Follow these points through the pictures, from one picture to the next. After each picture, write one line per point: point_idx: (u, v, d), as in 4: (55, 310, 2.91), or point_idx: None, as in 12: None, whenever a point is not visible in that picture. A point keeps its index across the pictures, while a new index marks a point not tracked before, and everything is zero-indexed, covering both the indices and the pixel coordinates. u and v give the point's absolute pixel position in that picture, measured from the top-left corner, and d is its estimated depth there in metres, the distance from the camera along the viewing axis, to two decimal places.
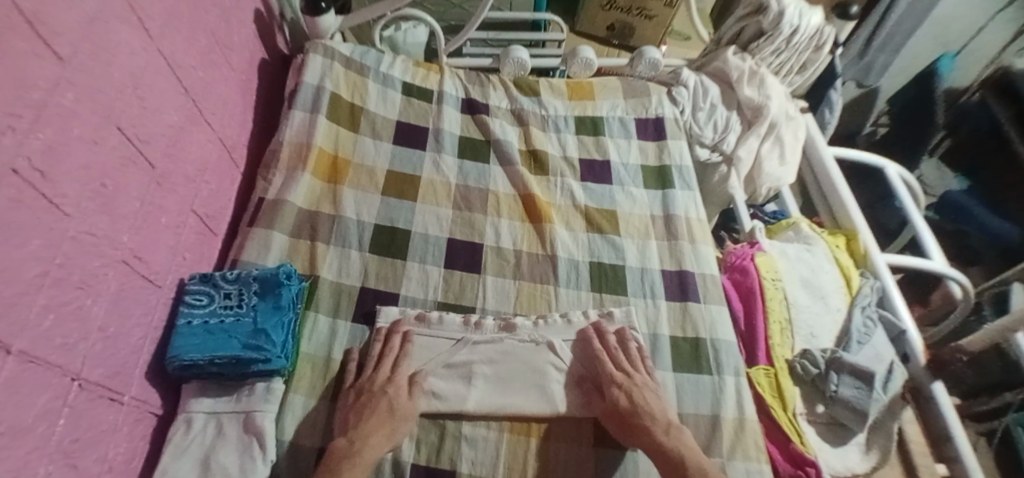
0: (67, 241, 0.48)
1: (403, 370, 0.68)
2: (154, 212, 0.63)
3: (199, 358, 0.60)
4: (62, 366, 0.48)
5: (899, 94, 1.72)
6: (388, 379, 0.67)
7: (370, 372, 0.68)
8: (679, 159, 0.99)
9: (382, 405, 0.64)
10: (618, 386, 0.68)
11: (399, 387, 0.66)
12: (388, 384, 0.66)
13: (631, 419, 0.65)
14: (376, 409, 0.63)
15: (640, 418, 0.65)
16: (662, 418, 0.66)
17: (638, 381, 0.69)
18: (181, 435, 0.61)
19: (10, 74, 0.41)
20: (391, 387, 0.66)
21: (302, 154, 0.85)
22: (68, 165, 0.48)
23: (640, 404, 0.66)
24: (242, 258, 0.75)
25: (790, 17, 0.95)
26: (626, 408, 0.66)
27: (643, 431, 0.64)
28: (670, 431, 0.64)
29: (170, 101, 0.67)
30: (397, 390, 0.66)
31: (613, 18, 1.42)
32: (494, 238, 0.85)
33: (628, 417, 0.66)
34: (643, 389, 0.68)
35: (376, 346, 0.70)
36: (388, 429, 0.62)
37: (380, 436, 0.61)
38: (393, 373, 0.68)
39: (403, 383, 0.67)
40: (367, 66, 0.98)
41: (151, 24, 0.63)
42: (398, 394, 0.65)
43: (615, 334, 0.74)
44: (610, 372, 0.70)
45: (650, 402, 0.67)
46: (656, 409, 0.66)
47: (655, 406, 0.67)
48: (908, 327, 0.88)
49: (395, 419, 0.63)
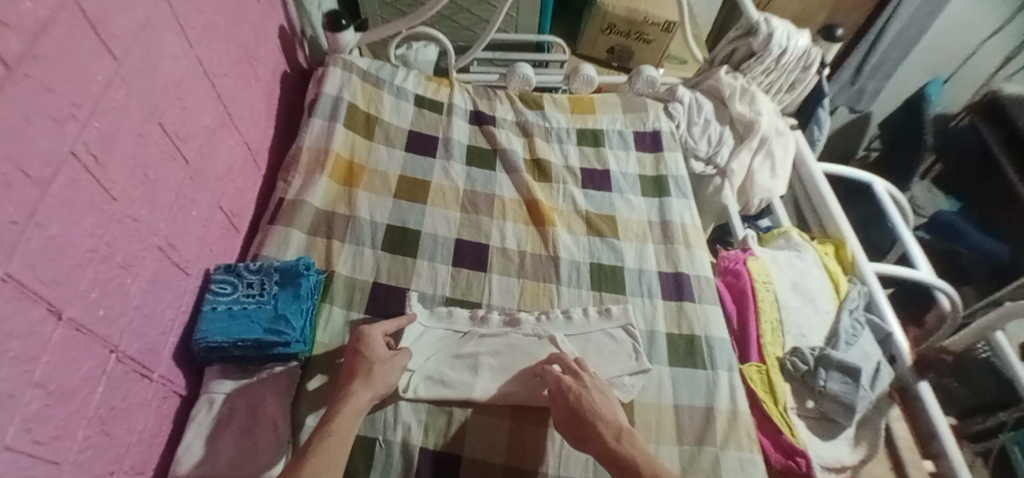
0: (114, 224, 0.53)
1: (376, 328, 0.70)
2: (186, 205, 0.68)
3: (224, 340, 0.64)
4: (104, 337, 0.52)
5: (889, 119, 1.77)
6: (358, 333, 0.68)
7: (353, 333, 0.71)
8: (675, 170, 1.05)
9: (358, 359, 0.66)
10: (567, 390, 0.66)
11: (370, 363, 0.66)
12: (360, 339, 0.68)
13: (580, 417, 0.64)
14: (351, 366, 0.65)
15: (590, 425, 0.62)
16: (608, 416, 0.63)
17: (570, 382, 0.67)
18: (203, 414, 0.64)
19: (74, 69, 0.47)
20: (358, 342, 0.68)
21: (321, 159, 0.91)
22: (118, 154, 0.53)
23: (587, 405, 0.64)
24: (263, 252, 0.80)
25: (778, 38, 1.02)
26: (570, 419, 0.64)
27: (595, 438, 0.61)
28: (622, 438, 0.61)
29: (204, 104, 0.72)
30: (369, 345, 0.67)
31: (613, 42, 1.50)
32: (499, 240, 0.90)
33: (577, 418, 0.64)
34: (583, 388, 0.66)
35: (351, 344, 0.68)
36: (368, 379, 0.64)
37: (357, 383, 0.63)
38: (363, 328, 0.70)
39: (377, 335, 0.69)
40: (383, 79, 1.04)
41: (190, 32, 0.69)
42: (368, 347, 0.67)
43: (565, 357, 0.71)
44: (557, 385, 0.67)
45: (596, 399, 0.65)
46: (604, 410, 0.64)
47: (603, 409, 0.64)
48: (894, 331, 0.92)
49: (371, 362, 0.66)
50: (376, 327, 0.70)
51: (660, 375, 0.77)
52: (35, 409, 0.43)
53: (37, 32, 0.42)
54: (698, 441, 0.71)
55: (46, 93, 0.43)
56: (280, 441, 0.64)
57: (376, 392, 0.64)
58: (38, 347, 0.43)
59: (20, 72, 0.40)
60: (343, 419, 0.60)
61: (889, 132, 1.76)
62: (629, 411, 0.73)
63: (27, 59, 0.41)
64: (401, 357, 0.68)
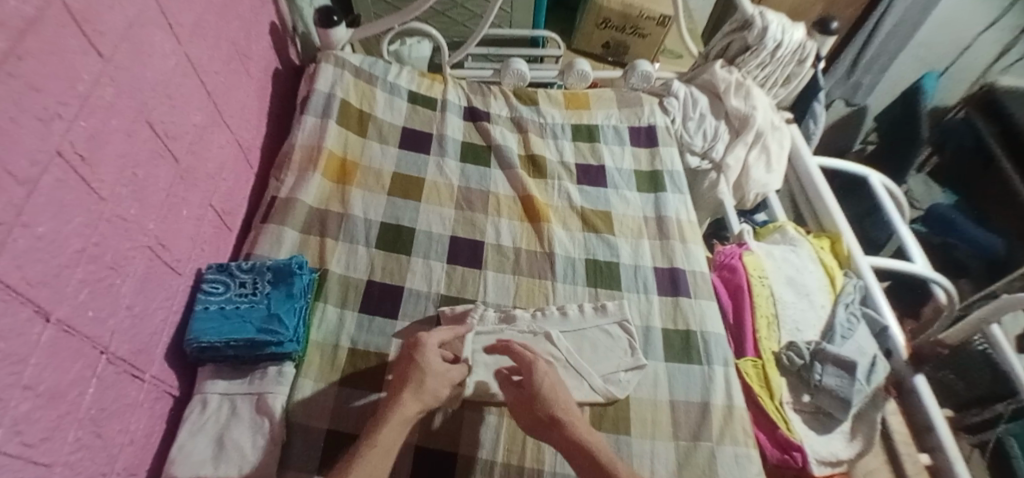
0: (103, 223, 0.52)
1: (431, 336, 0.68)
2: (177, 204, 0.67)
3: (216, 340, 0.64)
4: (93, 338, 0.51)
5: (885, 112, 1.77)
6: (415, 340, 0.67)
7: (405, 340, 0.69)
8: (671, 165, 1.04)
9: (411, 367, 0.64)
10: (534, 372, 0.64)
11: (428, 372, 0.63)
12: (415, 347, 0.66)
13: (536, 407, 0.62)
14: (403, 373, 0.63)
15: (544, 412, 0.61)
16: (566, 409, 0.61)
17: (541, 366, 0.65)
18: (196, 414, 0.64)
19: (60, 67, 0.46)
20: (413, 350, 0.66)
21: (313, 156, 0.90)
22: (105, 152, 0.53)
23: (543, 390, 0.62)
24: (256, 251, 0.79)
25: (773, 32, 1.01)
26: (529, 408, 0.62)
27: (562, 429, 0.60)
28: (589, 430, 0.60)
29: (194, 102, 0.72)
30: (423, 353, 0.65)
31: (608, 37, 1.49)
32: (495, 237, 0.89)
33: (534, 406, 0.62)
34: (541, 372, 0.64)
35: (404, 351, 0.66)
36: (420, 390, 0.61)
37: (409, 393, 0.61)
38: (420, 335, 0.68)
39: (432, 344, 0.67)
40: (375, 75, 1.03)
41: (180, 29, 0.68)
42: (423, 355, 0.65)
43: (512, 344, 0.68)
44: (523, 366, 0.66)
45: (552, 389, 0.63)
46: (564, 399, 0.62)
47: (563, 399, 0.62)
48: (889, 324, 0.91)
49: (424, 372, 0.63)
50: (432, 336, 0.68)
51: (656, 372, 0.77)
52: (25, 411, 0.42)
53: (23, 31, 0.42)
54: (694, 436, 0.71)
55: (32, 91, 0.43)
56: (276, 441, 0.64)
57: (418, 405, 0.60)
58: (26, 349, 0.42)
59: (6, 71, 0.40)
60: (393, 428, 0.57)
61: (886, 126, 1.76)
62: (624, 406, 0.73)
63: (12, 58, 0.40)
64: (452, 373, 0.66)
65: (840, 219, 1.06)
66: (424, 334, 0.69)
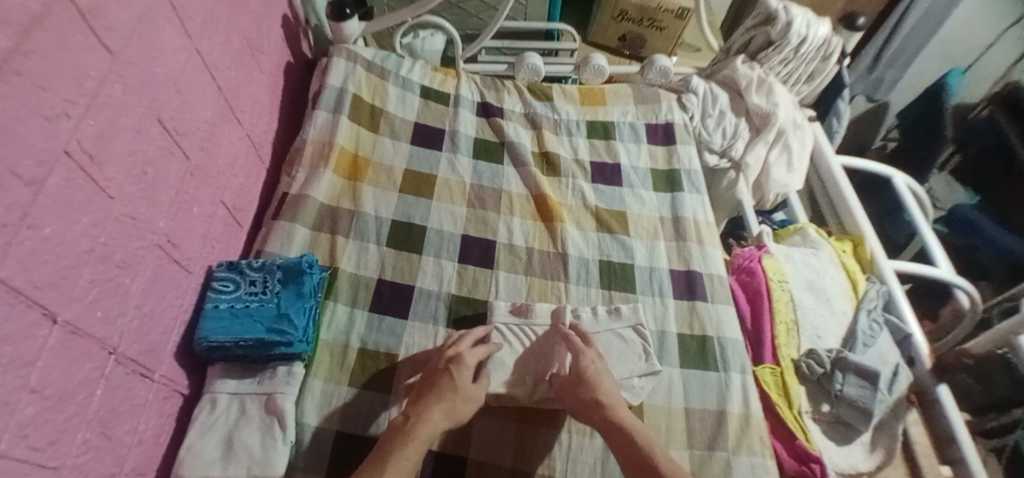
0: (112, 222, 0.52)
1: (470, 353, 0.68)
2: (187, 201, 0.66)
3: (226, 340, 0.63)
4: (102, 339, 0.51)
5: (908, 109, 1.71)
6: (454, 354, 0.67)
7: (445, 348, 0.69)
8: (688, 164, 1.02)
9: (444, 381, 0.64)
10: (582, 359, 0.67)
11: (462, 370, 0.65)
12: (454, 360, 0.66)
13: (583, 390, 0.65)
14: (436, 382, 0.64)
15: (589, 393, 0.64)
16: (609, 394, 0.65)
17: (591, 355, 0.68)
18: (205, 414, 0.64)
19: (68, 64, 0.45)
20: (455, 363, 0.66)
21: (325, 152, 0.89)
22: (114, 151, 0.52)
23: (587, 376, 0.65)
24: (266, 248, 0.78)
25: (797, 27, 0.97)
26: (572, 383, 0.66)
27: (600, 414, 0.62)
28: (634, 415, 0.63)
29: (205, 97, 0.71)
30: (460, 367, 0.65)
31: (624, 30, 1.46)
32: (507, 236, 0.88)
33: (581, 385, 0.65)
34: (590, 358, 0.68)
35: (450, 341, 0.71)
36: (446, 408, 0.61)
37: (441, 406, 0.61)
38: (460, 351, 0.68)
39: (471, 362, 0.66)
40: (388, 69, 1.01)
41: (191, 23, 0.67)
42: (461, 371, 0.65)
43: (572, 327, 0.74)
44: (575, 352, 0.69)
45: (602, 378, 0.66)
46: (609, 393, 0.65)
47: (608, 391, 0.65)
48: (913, 332, 0.89)
49: (455, 392, 0.62)
50: (473, 355, 0.67)
51: (671, 378, 0.75)
52: (31, 415, 0.42)
53: (30, 27, 0.41)
54: (710, 445, 0.70)
55: (38, 90, 0.42)
56: (285, 441, 0.63)
57: (436, 423, 0.59)
58: (33, 352, 0.42)
59: (10, 69, 0.39)
60: (414, 447, 0.57)
61: (906, 123, 1.71)
62: (639, 413, 0.72)
63: (18, 56, 0.39)
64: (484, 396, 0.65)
65: (863, 221, 1.02)
66: (464, 349, 0.68)
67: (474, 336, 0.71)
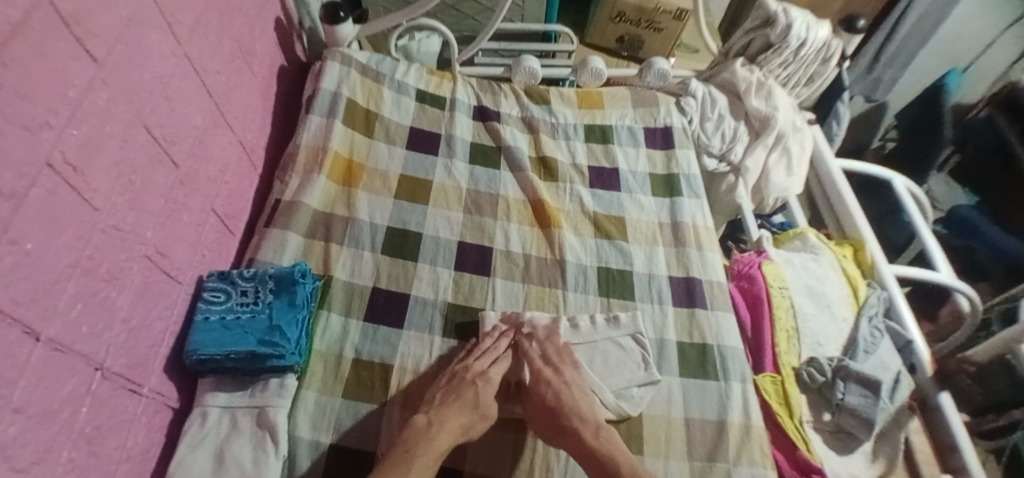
0: (97, 234, 0.50)
1: (494, 369, 0.70)
2: (177, 209, 0.65)
3: (216, 353, 0.62)
4: (87, 355, 0.49)
5: (906, 110, 1.70)
6: (481, 371, 0.69)
7: (468, 358, 0.71)
8: (687, 168, 1.01)
9: (469, 393, 0.66)
10: (545, 381, 0.69)
11: (486, 383, 0.68)
12: (481, 375, 0.69)
13: (555, 412, 0.67)
14: (461, 386, 0.67)
15: (566, 419, 0.66)
16: (585, 413, 0.67)
17: (549, 376, 0.70)
18: (196, 427, 0.63)
19: (49, 72, 0.44)
20: (481, 379, 0.68)
21: (318, 158, 0.88)
22: (98, 162, 0.50)
23: (559, 399, 0.67)
24: (258, 257, 0.77)
25: (797, 30, 0.96)
26: (548, 402, 0.67)
27: (571, 431, 0.65)
28: (600, 434, 0.65)
29: (195, 103, 0.69)
30: (486, 384, 0.68)
31: (622, 31, 1.45)
32: (503, 243, 0.86)
33: (554, 415, 0.66)
34: (561, 381, 0.69)
35: (487, 341, 0.73)
36: (465, 422, 0.64)
37: (459, 419, 0.64)
38: (485, 367, 0.70)
39: (495, 380, 0.69)
40: (383, 73, 1.00)
41: (179, 28, 0.65)
42: (485, 389, 0.67)
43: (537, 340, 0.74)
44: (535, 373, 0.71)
45: (576, 396, 0.68)
46: (585, 408, 0.68)
47: (583, 407, 0.68)
48: (914, 338, 0.88)
49: (477, 389, 0.67)
50: (495, 371, 0.70)
51: (670, 387, 0.74)
52: (13, 435, 0.40)
53: (9, 35, 0.39)
54: (709, 456, 0.69)
55: (18, 100, 0.40)
56: (277, 455, 0.62)
57: (453, 436, 0.63)
58: (15, 371, 0.40)
59: None
60: (427, 461, 0.60)
61: (905, 124, 1.70)
62: (637, 423, 0.71)
63: None
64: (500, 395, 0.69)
65: (863, 226, 1.01)
66: (489, 366, 0.70)
67: (500, 350, 0.72)
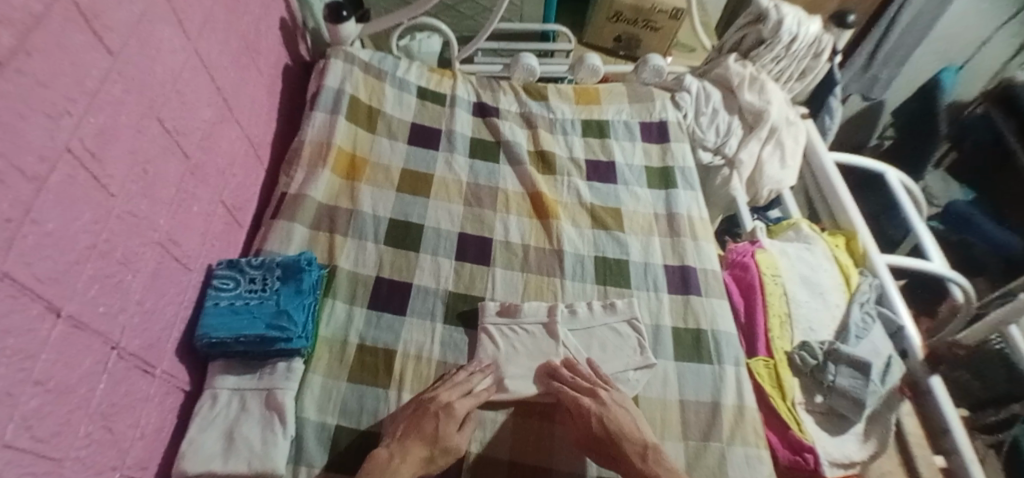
0: (113, 219, 0.53)
1: (461, 402, 0.66)
2: (187, 200, 0.67)
3: (226, 336, 0.64)
4: (104, 333, 0.52)
5: (902, 107, 1.72)
6: (446, 402, 0.65)
7: (436, 389, 0.68)
8: (682, 161, 1.03)
9: (428, 427, 0.63)
10: (587, 413, 0.67)
11: (452, 414, 0.65)
12: (445, 408, 0.65)
13: (606, 443, 0.65)
14: (422, 410, 0.65)
15: (618, 446, 0.64)
16: (632, 439, 0.64)
17: (611, 409, 0.67)
18: (207, 409, 0.65)
19: (69, 64, 0.46)
20: (445, 411, 0.65)
21: (323, 152, 0.90)
22: (115, 149, 0.53)
23: (615, 430, 0.65)
24: (266, 247, 0.79)
25: (789, 25, 0.99)
26: (598, 433, 0.65)
27: (624, 460, 0.63)
28: (648, 457, 0.63)
29: (203, 98, 0.72)
30: (449, 418, 0.64)
31: (619, 30, 1.48)
32: (503, 234, 0.89)
33: (599, 440, 0.65)
34: (611, 410, 0.67)
35: (460, 374, 0.71)
36: (424, 456, 0.62)
37: (419, 452, 0.62)
38: (453, 397, 0.67)
39: (461, 415, 0.66)
40: (385, 71, 1.03)
41: (188, 25, 0.68)
42: (448, 423, 0.64)
43: (565, 367, 0.72)
44: (589, 394, 0.69)
45: (619, 415, 0.66)
46: (631, 429, 0.65)
47: (629, 427, 0.66)
48: (905, 324, 0.90)
49: (438, 419, 0.64)
50: (463, 402, 0.66)
51: (666, 371, 0.76)
52: (35, 406, 0.43)
53: (31, 27, 0.42)
54: (704, 436, 0.71)
55: (39, 88, 0.43)
56: (284, 435, 0.64)
57: (414, 468, 0.61)
58: (36, 344, 0.43)
59: (12, 68, 0.40)
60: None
61: (904, 120, 1.71)
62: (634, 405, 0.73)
63: (19, 54, 0.40)
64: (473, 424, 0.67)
65: (855, 216, 1.03)
66: (454, 396, 0.67)
67: (471, 383, 0.69)
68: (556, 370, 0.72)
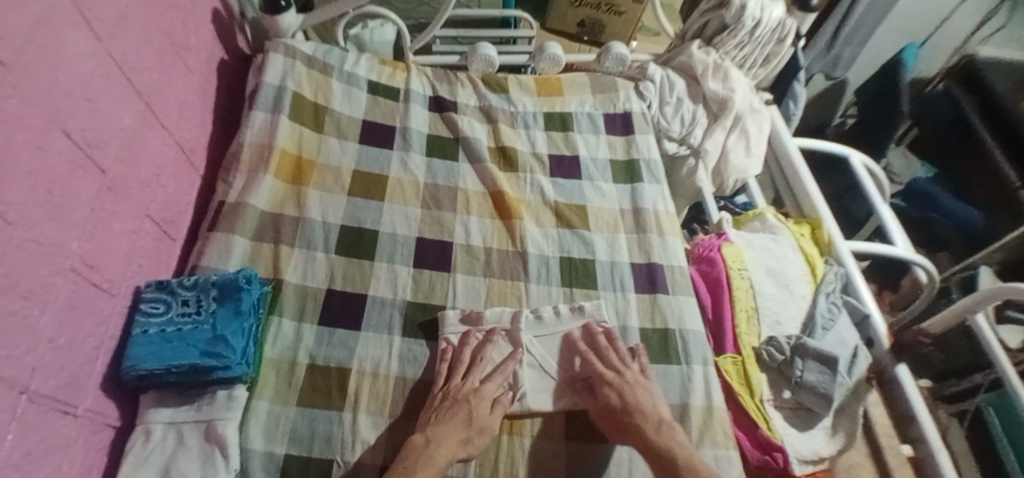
0: (13, 249, 0.46)
1: (487, 388, 0.67)
2: (106, 218, 0.61)
3: (156, 367, 0.59)
4: (10, 378, 0.45)
5: (866, 85, 1.72)
6: (473, 389, 0.66)
7: (458, 379, 0.68)
8: (647, 153, 1.00)
9: (461, 409, 0.63)
10: (610, 385, 0.67)
11: (480, 398, 0.66)
12: (474, 394, 0.66)
13: (617, 412, 0.65)
14: (445, 395, 0.66)
15: (630, 417, 0.64)
16: (649, 405, 0.65)
17: (633, 384, 0.67)
18: (138, 446, 0.59)
19: None
20: (475, 397, 0.65)
21: (264, 156, 0.84)
22: (12, 171, 0.46)
23: (632, 401, 0.65)
24: (202, 263, 0.73)
25: (751, 10, 0.96)
26: (617, 403, 0.65)
27: (634, 429, 0.63)
28: (662, 429, 0.63)
29: (122, 104, 0.65)
30: (478, 401, 0.65)
31: (582, 15, 1.43)
32: (463, 237, 0.84)
33: (617, 414, 0.65)
34: (634, 387, 0.67)
35: (467, 353, 0.70)
36: (463, 436, 0.61)
37: (454, 435, 0.61)
38: (479, 384, 0.67)
39: (488, 397, 0.66)
40: (331, 64, 0.96)
41: (99, 25, 0.61)
42: (478, 406, 0.65)
43: (603, 333, 0.74)
44: (613, 370, 0.69)
45: (640, 393, 0.66)
46: (647, 405, 0.65)
47: (646, 402, 0.65)
48: (870, 311, 0.89)
49: (471, 405, 0.64)
50: (491, 388, 0.67)
51: None
52: None
53: None
54: None
55: None
56: (227, 469, 0.59)
57: (454, 450, 0.60)
58: None
59: None
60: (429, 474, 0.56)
61: (865, 102, 1.72)
62: None
63: None
64: (499, 406, 0.66)
65: (821, 204, 1.03)
66: (479, 384, 0.68)
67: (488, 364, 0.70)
68: (572, 344, 0.74)
